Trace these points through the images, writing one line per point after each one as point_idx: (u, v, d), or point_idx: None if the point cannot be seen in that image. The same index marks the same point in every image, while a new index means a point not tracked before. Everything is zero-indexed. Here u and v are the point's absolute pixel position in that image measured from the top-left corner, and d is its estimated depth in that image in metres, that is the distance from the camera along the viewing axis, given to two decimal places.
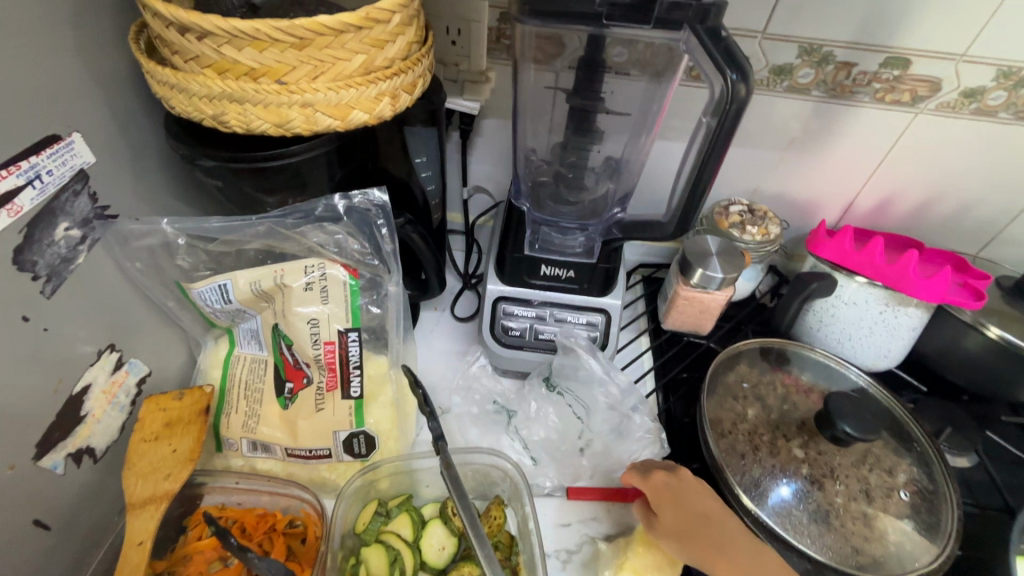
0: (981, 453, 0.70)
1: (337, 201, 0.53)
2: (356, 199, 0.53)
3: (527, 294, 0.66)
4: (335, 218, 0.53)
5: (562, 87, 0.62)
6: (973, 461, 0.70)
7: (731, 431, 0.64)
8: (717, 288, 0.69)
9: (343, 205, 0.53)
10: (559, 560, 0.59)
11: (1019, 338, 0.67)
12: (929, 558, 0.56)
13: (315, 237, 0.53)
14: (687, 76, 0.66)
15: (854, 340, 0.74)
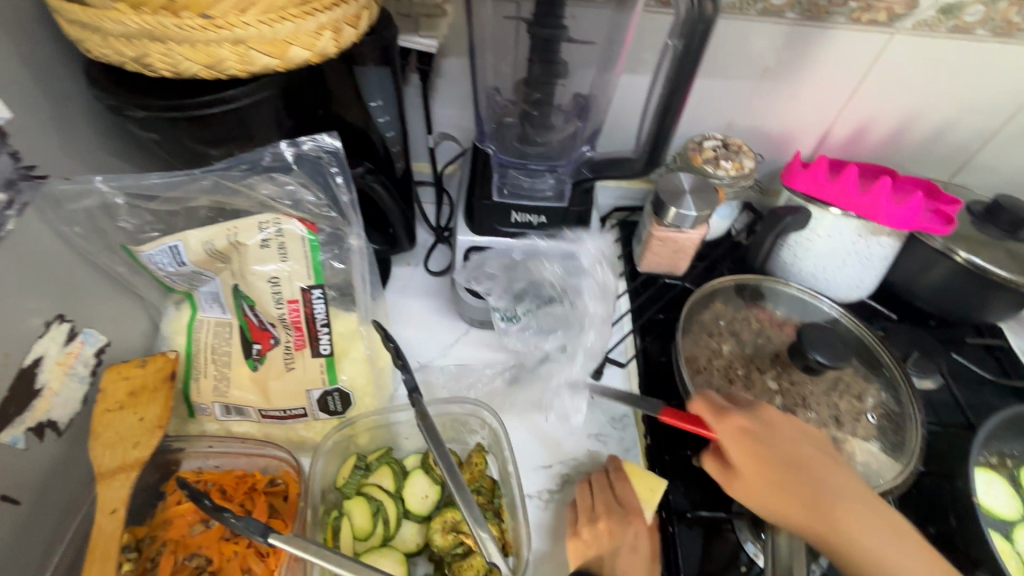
0: (946, 375, 0.72)
1: (284, 148, 0.50)
2: (305, 146, 0.50)
3: (497, 242, 0.64)
4: (286, 168, 0.51)
5: (523, 16, 0.57)
6: (938, 382, 0.72)
7: (706, 367, 0.65)
8: (691, 227, 0.68)
9: (292, 153, 0.50)
10: (541, 500, 0.60)
11: (985, 261, 0.68)
12: (894, 474, 0.58)
13: (265, 189, 0.51)
14: (656, 2, 0.62)
15: (828, 272, 0.74)
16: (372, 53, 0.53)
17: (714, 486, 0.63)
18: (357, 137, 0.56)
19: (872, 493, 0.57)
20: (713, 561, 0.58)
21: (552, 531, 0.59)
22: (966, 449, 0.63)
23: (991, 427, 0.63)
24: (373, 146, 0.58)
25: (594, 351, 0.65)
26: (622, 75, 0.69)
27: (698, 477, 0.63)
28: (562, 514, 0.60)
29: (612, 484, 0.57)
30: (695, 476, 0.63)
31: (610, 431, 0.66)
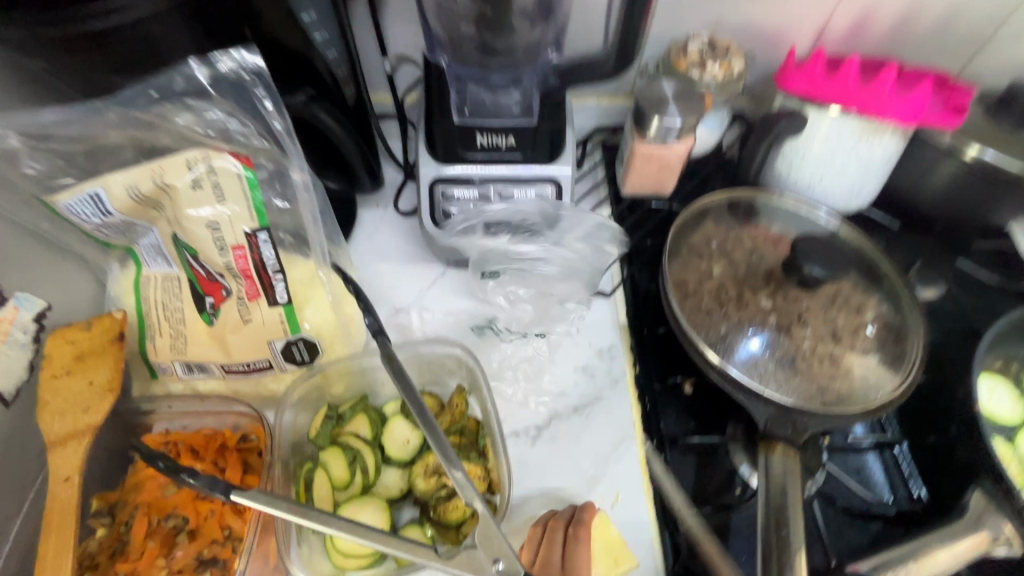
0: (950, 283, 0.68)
1: (196, 71, 0.43)
2: (222, 67, 0.43)
3: (465, 172, 0.59)
4: (201, 93, 0.44)
5: None
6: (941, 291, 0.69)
7: (696, 291, 0.61)
8: (677, 139, 0.63)
9: (207, 75, 0.43)
10: (529, 437, 0.58)
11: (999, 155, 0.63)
12: (894, 386, 0.56)
13: (183, 120, 0.45)
14: None
15: (824, 181, 0.69)
16: None
17: (707, 411, 0.60)
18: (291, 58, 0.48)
19: (869, 407, 0.54)
20: (707, 486, 0.56)
21: (541, 468, 0.57)
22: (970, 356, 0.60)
23: (995, 333, 0.60)
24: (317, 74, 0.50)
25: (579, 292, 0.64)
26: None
27: (690, 403, 0.61)
28: (551, 450, 0.58)
29: (568, 542, 0.49)
30: (688, 403, 0.60)
31: (598, 363, 0.63)
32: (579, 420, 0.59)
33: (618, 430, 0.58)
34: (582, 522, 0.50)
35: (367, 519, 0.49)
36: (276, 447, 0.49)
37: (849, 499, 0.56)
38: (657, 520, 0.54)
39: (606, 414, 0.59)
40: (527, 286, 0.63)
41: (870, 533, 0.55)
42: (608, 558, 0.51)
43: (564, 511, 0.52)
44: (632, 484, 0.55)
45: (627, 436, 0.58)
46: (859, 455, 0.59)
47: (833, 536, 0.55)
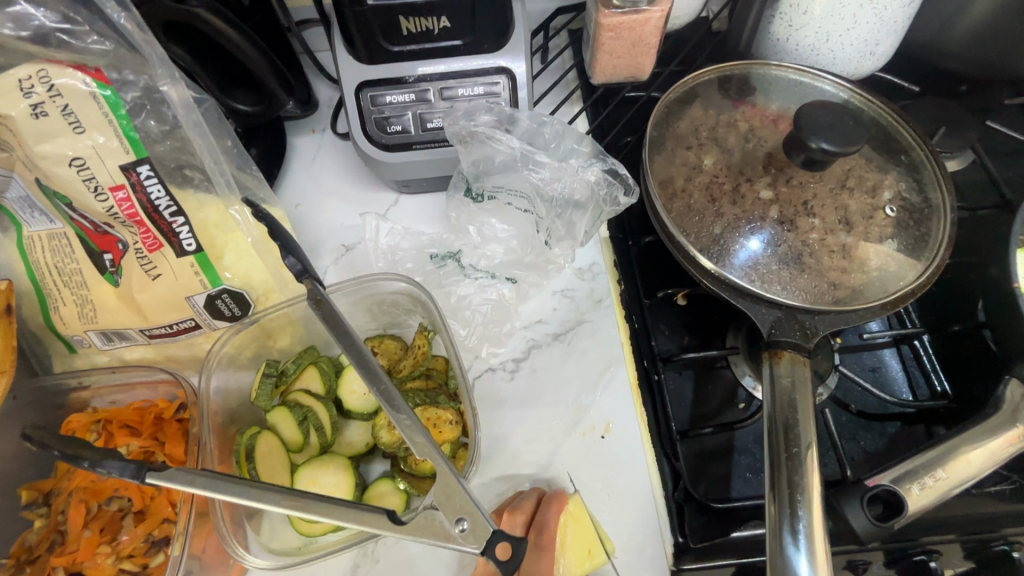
0: (979, 149, 0.59)
1: None
2: None
3: (397, 71, 0.50)
4: None
5: None
6: (968, 160, 0.60)
7: (685, 189, 0.52)
8: (650, 2, 0.51)
9: None
10: (507, 372, 0.52)
11: None
12: (916, 274, 0.48)
13: None
14: None
15: (833, 40, 0.57)
16: None
17: (703, 323, 0.54)
18: None
19: (887, 299, 0.47)
20: (706, 404, 0.51)
21: (519, 403, 0.51)
22: (1005, 230, 0.52)
23: None
24: None
25: (567, 213, 0.53)
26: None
27: (684, 317, 0.54)
28: (531, 383, 0.52)
29: (533, 535, 0.43)
30: (681, 317, 0.54)
31: (578, 284, 0.56)
32: (560, 347, 0.53)
33: (605, 353, 0.53)
34: (544, 524, 0.43)
35: (329, 480, 0.44)
36: (206, 415, 0.44)
37: (863, 402, 0.51)
38: (653, 447, 0.49)
39: (589, 338, 0.53)
40: (496, 214, 0.54)
41: (888, 435, 0.50)
42: (581, 549, 0.44)
43: (529, 497, 0.46)
44: (622, 412, 0.50)
45: (613, 361, 0.52)
46: (874, 353, 0.53)
47: (847, 442, 0.50)
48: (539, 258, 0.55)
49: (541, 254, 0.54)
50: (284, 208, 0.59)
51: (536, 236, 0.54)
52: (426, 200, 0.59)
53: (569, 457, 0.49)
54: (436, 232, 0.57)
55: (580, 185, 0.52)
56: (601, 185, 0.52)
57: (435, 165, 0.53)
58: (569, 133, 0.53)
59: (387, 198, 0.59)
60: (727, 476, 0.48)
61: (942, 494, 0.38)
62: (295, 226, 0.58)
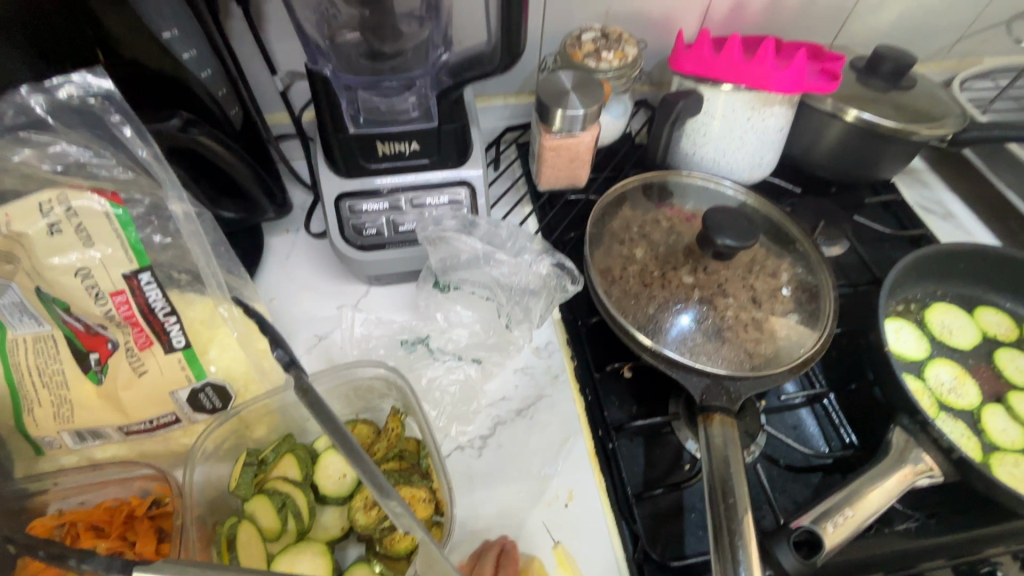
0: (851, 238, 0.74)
1: (31, 100, 0.40)
2: (61, 94, 0.41)
3: (372, 184, 0.57)
4: (40, 125, 0.41)
5: None
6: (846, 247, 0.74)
7: (622, 276, 0.62)
8: (583, 129, 0.62)
9: (45, 105, 0.41)
10: (475, 448, 0.56)
11: (875, 115, 0.68)
12: (813, 341, 0.58)
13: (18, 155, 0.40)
14: None
15: (729, 155, 0.71)
16: None
17: (650, 393, 0.61)
18: (183, 93, 0.50)
19: (793, 363, 0.56)
20: (656, 467, 0.57)
21: (486, 478, 0.54)
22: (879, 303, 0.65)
23: (895, 279, 0.64)
24: (207, 109, 0.52)
25: (524, 302, 0.61)
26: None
27: (631, 387, 0.61)
28: (497, 458, 0.56)
29: None
30: (629, 389, 0.61)
31: (535, 361, 0.62)
32: (523, 422, 0.58)
33: (564, 426, 0.58)
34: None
35: (305, 567, 0.45)
36: (190, 509, 0.45)
37: (790, 456, 0.59)
38: (612, 510, 0.53)
39: (548, 412, 0.59)
40: (462, 304, 0.61)
41: (812, 485, 0.57)
42: None
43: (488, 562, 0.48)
44: (583, 481, 0.55)
45: (573, 432, 0.57)
46: (793, 412, 0.61)
47: (778, 494, 0.56)
48: (500, 341, 0.61)
49: (502, 336, 0.61)
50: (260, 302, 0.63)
51: (499, 325, 0.61)
52: (395, 290, 0.65)
53: (536, 527, 0.52)
54: (406, 319, 0.63)
55: (533, 275, 0.61)
56: (554, 279, 0.61)
57: (408, 262, 0.61)
58: (521, 235, 0.63)
59: (358, 290, 0.65)
60: (680, 533, 0.53)
61: (853, 530, 0.44)
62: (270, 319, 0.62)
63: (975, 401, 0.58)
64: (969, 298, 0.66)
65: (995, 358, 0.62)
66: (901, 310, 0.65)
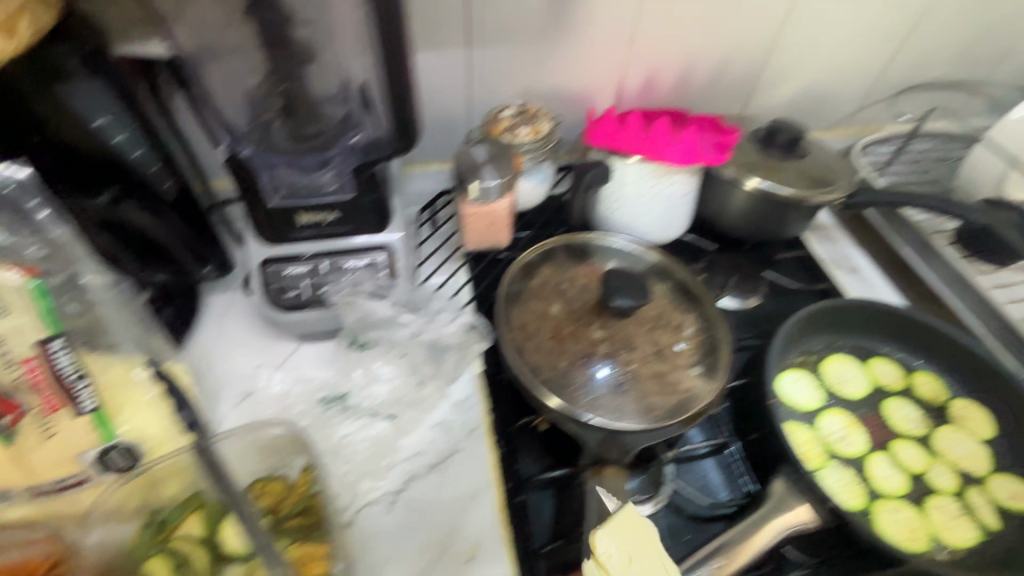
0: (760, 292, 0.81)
1: None
2: None
3: (294, 250, 0.61)
4: None
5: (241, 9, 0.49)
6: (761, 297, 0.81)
7: (535, 332, 0.67)
8: (497, 197, 0.68)
9: None
10: (386, 503, 0.58)
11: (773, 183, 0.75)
12: (709, 393, 0.62)
13: None
14: None
15: (643, 218, 0.77)
16: (81, 64, 0.49)
17: (563, 445, 0.64)
18: (111, 172, 0.54)
19: (686, 417, 0.60)
20: (563, 519, 0.59)
21: (396, 534, 0.56)
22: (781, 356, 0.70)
23: (784, 333, 0.65)
24: (138, 185, 0.56)
25: (438, 360, 0.66)
26: (416, 54, 0.70)
27: (545, 440, 0.64)
28: (407, 513, 0.58)
29: None
30: (542, 441, 0.64)
31: (454, 416, 0.65)
32: (435, 477, 0.60)
33: (474, 480, 0.60)
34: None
35: None
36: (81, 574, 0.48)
37: (696, 506, 0.61)
38: (514, 562, 0.55)
39: (460, 467, 0.61)
40: (380, 361, 0.65)
41: (713, 533, 0.59)
42: None
43: None
44: (491, 536, 0.56)
45: (482, 486, 0.60)
46: (698, 463, 0.64)
47: (679, 543, 0.59)
48: (414, 398, 0.64)
49: (417, 392, 0.64)
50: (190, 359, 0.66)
51: (415, 384, 0.65)
52: (322, 347, 0.67)
53: None
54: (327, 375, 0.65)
55: (450, 333, 0.67)
56: (464, 340, 0.67)
57: (329, 321, 0.65)
58: (435, 298, 0.69)
59: (287, 346, 0.67)
60: None
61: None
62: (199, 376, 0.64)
63: (862, 449, 0.61)
64: (864, 349, 0.71)
65: (883, 406, 0.66)
66: (801, 361, 0.69)
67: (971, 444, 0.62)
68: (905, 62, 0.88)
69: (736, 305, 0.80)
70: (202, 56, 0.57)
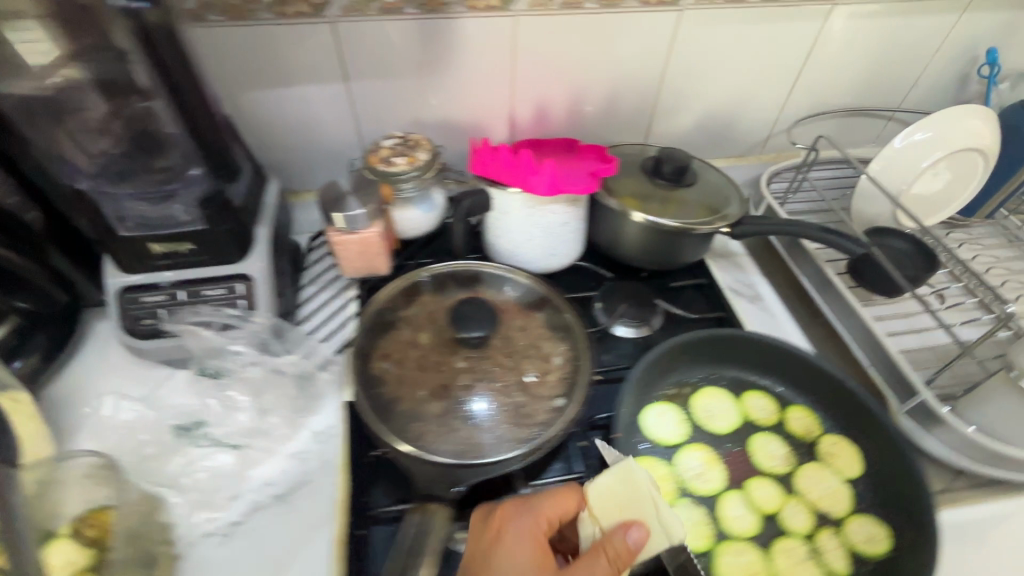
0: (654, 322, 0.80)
1: None
2: None
3: (150, 277, 0.63)
4: None
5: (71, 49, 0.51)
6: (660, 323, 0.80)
7: (401, 361, 0.67)
8: (364, 226, 0.68)
9: None
10: (221, 536, 0.57)
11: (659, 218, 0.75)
12: (555, 425, 0.61)
13: None
14: (277, 15, 0.64)
15: (526, 246, 0.76)
16: None
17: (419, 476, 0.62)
18: None
19: (527, 450, 0.59)
20: None
21: (226, 567, 0.56)
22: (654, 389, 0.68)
23: (646, 365, 0.64)
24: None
25: (289, 392, 0.66)
26: (296, 89, 0.72)
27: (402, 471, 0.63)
28: (242, 546, 0.57)
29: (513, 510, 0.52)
30: (397, 472, 0.63)
31: (311, 446, 0.64)
32: (279, 508, 0.60)
33: (318, 512, 0.60)
34: (541, 511, 0.52)
35: None
36: None
37: None
38: None
39: (308, 499, 0.61)
40: (231, 390, 0.64)
41: None
42: None
43: None
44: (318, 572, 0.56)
45: (324, 519, 0.59)
46: None
47: None
48: (266, 430, 0.62)
49: (263, 422, 0.63)
50: (59, 388, 0.67)
51: (266, 417, 0.63)
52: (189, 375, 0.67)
53: None
54: (191, 403, 0.64)
55: (305, 365, 0.68)
56: (315, 374, 0.68)
57: (184, 348, 0.65)
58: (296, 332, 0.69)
59: (157, 371, 0.68)
60: None
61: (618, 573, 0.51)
62: (66, 402, 0.66)
63: (718, 487, 0.59)
64: (743, 381, 0.69)
65: (750, 442, 0.64)
66: (672, 395, 0.67)
67: (834, 482, 0.60)
68: (807, 90, 0.87)
69: (628, 332, 0.79)
70: (64, 93, 0.58)
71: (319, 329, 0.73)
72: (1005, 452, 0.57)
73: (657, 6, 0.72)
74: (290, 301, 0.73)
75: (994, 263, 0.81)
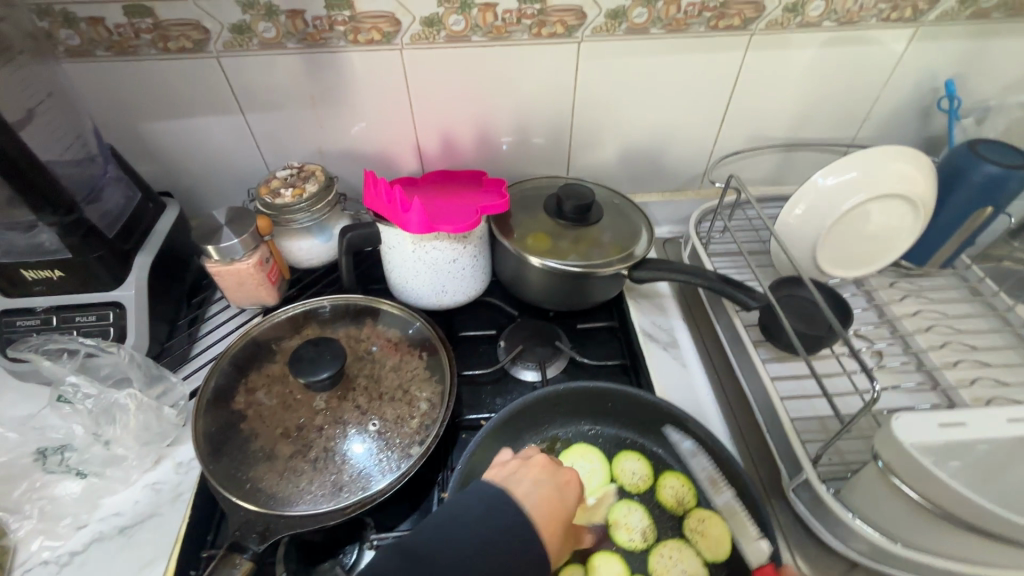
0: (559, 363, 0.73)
1: None
2: None
3: (26, 301, 0.65)
4: None
5: None
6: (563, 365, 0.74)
7: (263, 396, 0.65)
8: (241, 258, 0.69)
9: None
10: (56, 565, 0.56)
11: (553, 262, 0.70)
12: (389, 479, 0.57)
13: None
14: (159, 50, 0.66)
15: (415, 282, 0.74)
16: None
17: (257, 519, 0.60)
18: None
19: (351, 505, 0.55)
20: None
21: None
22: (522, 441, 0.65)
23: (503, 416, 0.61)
24: None
25: (136, 426, 0.62)
26: (193, 120, 0.73)
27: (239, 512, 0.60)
28: None
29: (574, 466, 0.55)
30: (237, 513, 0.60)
31: (170, 477, 0.64)
32: (119, 541, 0.58)
33: (156, 548, 0.58)
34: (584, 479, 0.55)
35: None
36: None
37: None
38: None
39: (150, 532, 0.59)
40: (75, 420, 0.62)
41: None
42: None
43: None
44: None
45: (159, 555, 0.57)
46: None
47: None
48: (121, 459, 0.62)
49: (116, 452, 0.62)
50: None
51: (114, 448, 0.61)
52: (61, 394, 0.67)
53: None
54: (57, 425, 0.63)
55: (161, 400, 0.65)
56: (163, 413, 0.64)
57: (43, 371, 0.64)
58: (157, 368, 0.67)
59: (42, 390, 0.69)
60: None
61: None
62: None
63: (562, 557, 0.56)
64: (620, 440, 0.65)
65: (613, 510, 0.60)
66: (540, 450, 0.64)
67: (690, 564, 0.55)
68: (741, 122, 0.81)
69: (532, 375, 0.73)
70: None
71: (187, 365, 0.71)
72: (885, 546, 0.51)
73: (551, 38, 0.69)
74: (173, 330, 0.73)
75: (939, 320, 0.72)
